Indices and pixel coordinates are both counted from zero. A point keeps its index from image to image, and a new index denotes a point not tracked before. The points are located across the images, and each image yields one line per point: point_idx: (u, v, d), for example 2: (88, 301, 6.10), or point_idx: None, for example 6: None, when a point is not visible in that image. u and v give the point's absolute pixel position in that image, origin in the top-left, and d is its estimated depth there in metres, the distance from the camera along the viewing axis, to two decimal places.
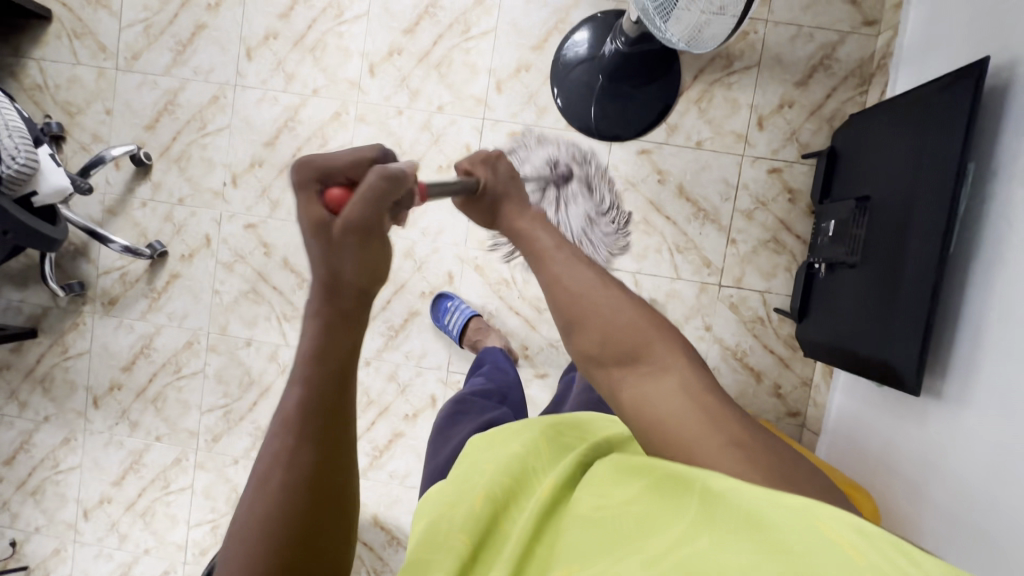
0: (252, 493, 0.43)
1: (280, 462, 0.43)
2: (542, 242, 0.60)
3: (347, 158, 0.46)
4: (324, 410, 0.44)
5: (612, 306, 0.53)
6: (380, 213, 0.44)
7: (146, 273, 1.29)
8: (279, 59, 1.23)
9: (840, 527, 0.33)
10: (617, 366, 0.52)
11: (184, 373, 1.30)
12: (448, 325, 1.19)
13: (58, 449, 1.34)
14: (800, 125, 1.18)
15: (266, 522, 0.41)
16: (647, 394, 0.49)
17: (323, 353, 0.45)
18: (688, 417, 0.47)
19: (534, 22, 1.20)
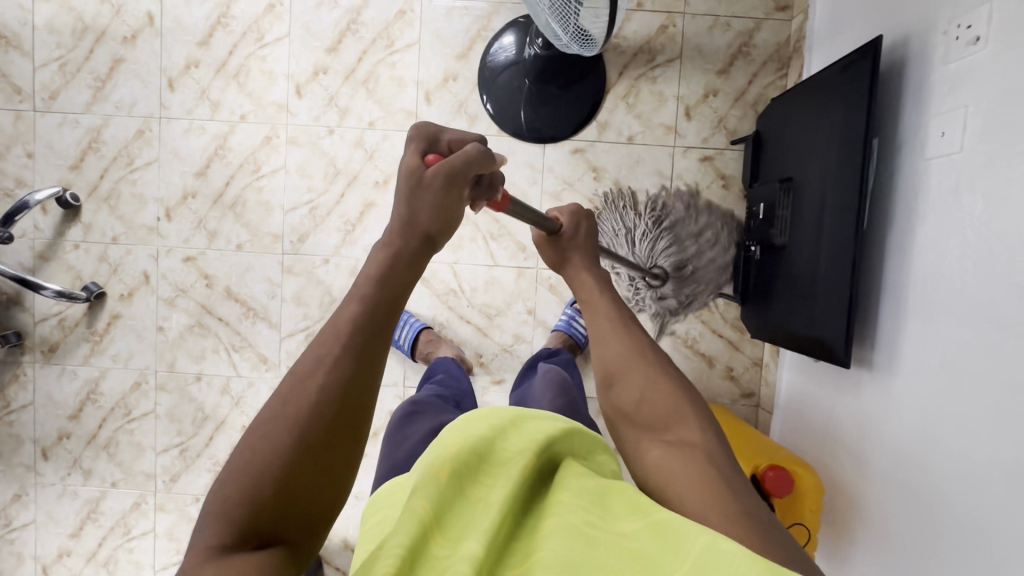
0: (278, 397, 0.42)
1: (309, 376, 0.42)
2: (601, 304, 0.68)
3: (455, 134, 0.53)
4: (364, 344, 0.44)
5: (653, 369, 0.61)
6: (466, 172, 0.50)
7: (86, 316, 1.25)
8: (203, 87, 1.21)
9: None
10: (649, 431, 0.58)
11: (135, 415, 1.27)
12: (399, 340, 1.19)
13: (10, 506, 1.29)
14: (727, 113, 1.21)
15: (286, 425, 0.41)
16: (667, 456, 0.54)
17: (381, 284, 0.47)
18: (700, 480, 0.50)
19: (458, 31, 1.20)
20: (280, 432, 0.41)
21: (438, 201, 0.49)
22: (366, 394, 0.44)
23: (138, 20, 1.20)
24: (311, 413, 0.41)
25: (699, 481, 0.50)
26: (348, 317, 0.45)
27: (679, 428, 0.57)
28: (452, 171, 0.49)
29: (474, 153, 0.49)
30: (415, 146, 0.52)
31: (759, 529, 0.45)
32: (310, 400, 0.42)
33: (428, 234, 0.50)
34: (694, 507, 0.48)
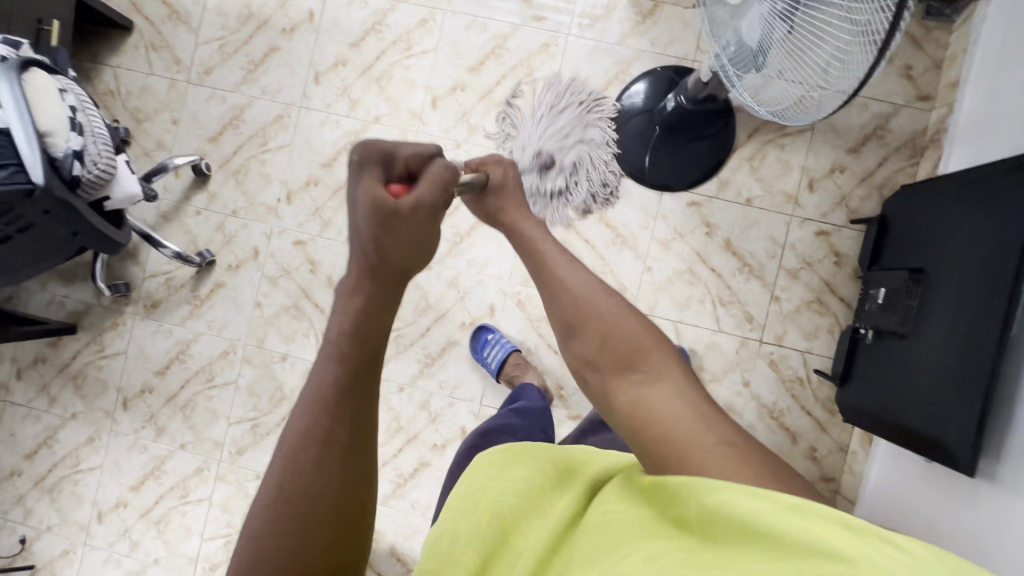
0: (279, 477, 0.50)
1: (303, 452, 0.50)
2: (540, 245, 0.69)
3: (410, 151, 0.53)
4: (351, 403, 0.52)
5: (611, 316, 0.61)
6: (443, 197, 0.53)
7: (192, 280, 1.30)
8: (346, 85, 1.27)
9: (822, 522, 0.37)
10: (616, 373, 0.58)
11: (216, 382, 1.30)
12: (487, 358, 1.20)
13: (81, 448, 1.33)
14: (850, 191, 1.20)
15: (293, 504, 0.49)
16: (641, 398, 0.55)
17: (352, 333, 0.53)
18: (683, 416, 0.52)
19: (596, 71, 1.23)
20: (288, 517, 0.48)
21: (414, 240, 0.53)
22: (363, 446, 0.53)
23: (298, 15, 1.28)
24: (316, 483, 0.50)
25: (692, 417, 0.52)
26: (328, 381, 0.52)
27: (646, 367, 0.58)
28: (422, 209, 0.51)
29: (444, 178, 0.53)
30: (376, 171, 0.52)
31: (755, 463, 0.48)
32: (309, 471, 0.50)
33: (404, 271, 0.55)
34: (689, 445, 0.50)
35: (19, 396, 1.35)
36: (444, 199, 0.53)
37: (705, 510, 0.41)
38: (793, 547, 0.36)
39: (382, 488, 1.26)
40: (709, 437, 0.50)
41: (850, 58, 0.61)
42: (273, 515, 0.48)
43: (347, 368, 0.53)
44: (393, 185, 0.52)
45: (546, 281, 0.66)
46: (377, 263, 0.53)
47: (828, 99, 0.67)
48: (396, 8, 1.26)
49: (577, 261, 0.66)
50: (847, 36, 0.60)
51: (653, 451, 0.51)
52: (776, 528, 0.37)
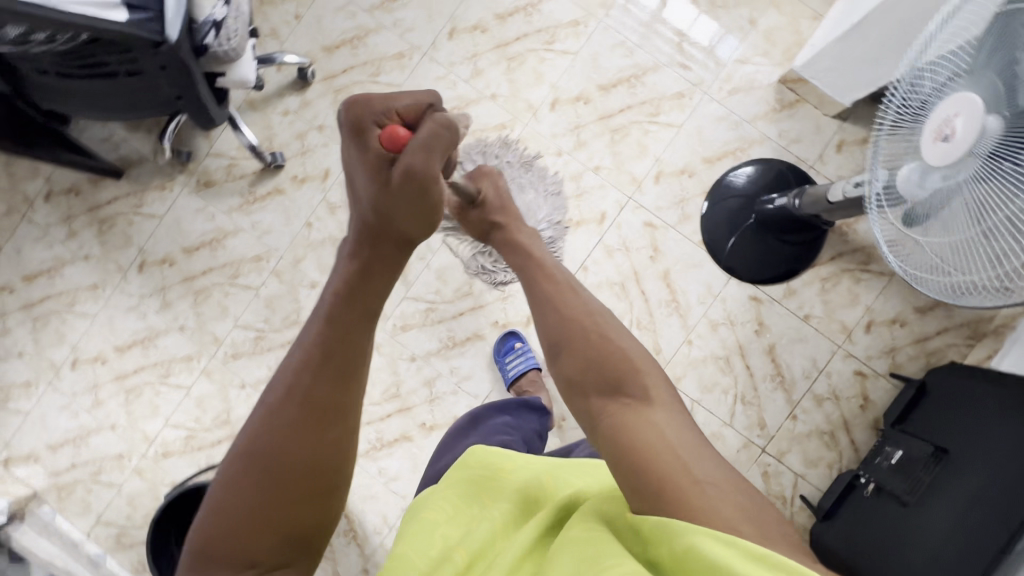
0: (252, 429, 0.52)
1: (280, 409, 0.52)
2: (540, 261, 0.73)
3: (406, 103, 0.51)
4: (331, 369, 0.53)
5: (598, 330, 0.63)
6: (432, 157, 0.49)
7: (255, 175, 1.27)
8: (477, 52, 1.25)
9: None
10: (599, 395, 0.58)
11: (238, 281, 1.27)
12: (507, 365, 1.20)
13: (81, 290, 1.29)
14: (902, 346, 1.21)
15: (258, 464, 0.51)
16: (627, 421, 0.55)
17: (349, 300, 0.54)
18: (668, 444, 0.52)
19: (717, 138, 1.22)
20: (254, 472, 0.51)
21: (418, 202, 0.51)
22: (338, 414, 0.53)
23: None
24: (284, 441, 0.51)
25: (674, 449, 0.51)
26: (316, 343, 0.53)
27: (631, 389, 0.57)
28: (415, 167, 0.48)
29: (443, 134, 0.49)
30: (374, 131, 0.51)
31: (734, 499, 0.48)
32: (282, 431, 0.51)
33: (406, 238, 0.54)
34: (665, 479, 0.49)
35: (38, 216, 1.30)
36: (442, 155, 0.50)
37: (675, 553, 0.44)
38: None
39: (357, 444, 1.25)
40: (688, 468, 0.50)
41: (983, 283, 0.63)
42: (243, 468, 0.51)
43: (339, 334, 0.54)
44: (385, 139, 0.50)
45: (540, 301, 0.68)
46: (375, 226, 0.53)
47: (935, 284, 0.70)
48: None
49: (581, 288, 0.69)
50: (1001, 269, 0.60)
51: (634, 487, 0.50)
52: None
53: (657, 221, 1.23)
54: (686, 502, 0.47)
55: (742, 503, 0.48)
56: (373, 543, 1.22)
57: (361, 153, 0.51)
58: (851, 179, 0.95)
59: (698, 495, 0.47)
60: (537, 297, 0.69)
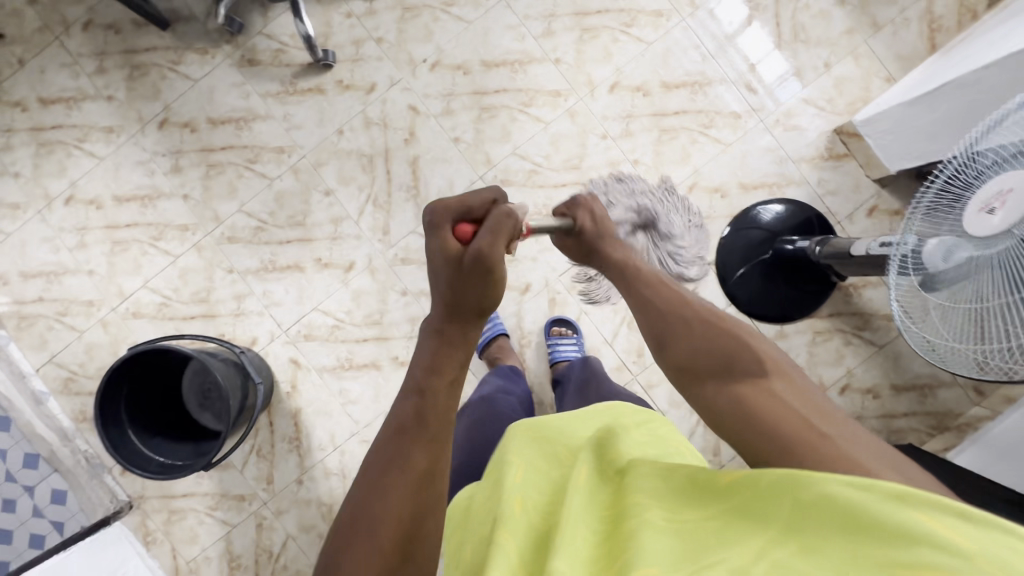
0: (352, 503, 0.48)
1: (379, 479, 0.48)
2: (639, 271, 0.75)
3: (470, 199, 0.59)
4: (424, 432, 0.50)
5: (708, 321, 0.63)
6: (497, 243, 0.55)
7: (300, 67, 1.24)
8: (554, 12, 1.23)
9: (936, 512, 0.33)
10: (713, 379, 0.58)
11: (254, 167, 1.25)
12: None
13: (96, 130, 1.26)
14: (868, 416, 1.24)
15: (355, 531, 0.46)
16: (746, 396, 0.54)
17: (437, 369, 0.53)
18: (796, 409, 0.52)
19: (759, 168, 1.22)
20: (357, 540, 0.45)
21: (475, 285, 0.55)
22: (436, 475, 0.49)
23: None
24: (384, 503, 0.46)
25: (792, 414, 0.51)
26: (407, 411, 0.51)
27: (745, 366, 0.57)
28: (482, 254, 0.54)
29: (501, 223, 0.56)
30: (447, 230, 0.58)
31: (868, 448, 0.47)
32: (383, 497, 0.47)
33: (477, 309, 0.56)
34: (792, 442, 0.49)
35: (71, 42, 1.26)
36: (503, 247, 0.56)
37: (798, 505, 0.38)
38: (889, 535, 0.33)
39: (325, 358, 1.24)
40: (811, 424, 0.50)
41: (962, 351, 0.68)
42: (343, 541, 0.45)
43: (427, 399, 0.52)
44: (458, 232, 0.58)
45: (647, 300, 0.70)
46: (451, 305, 0.56)
47: (920, 339, 0.74)
48: None
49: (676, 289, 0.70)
50: (987, 347, 0.64)
51: (765, 450, 0.50)
52: (877, 516, 0.34)
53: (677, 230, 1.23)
54: (812, 450, 0.47)
55: (889, 456, 0.46)
56: (314, 457, 1.23)
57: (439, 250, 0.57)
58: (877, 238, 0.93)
59: (831, 442, 0.48)
60: (639, 298, 0.72)
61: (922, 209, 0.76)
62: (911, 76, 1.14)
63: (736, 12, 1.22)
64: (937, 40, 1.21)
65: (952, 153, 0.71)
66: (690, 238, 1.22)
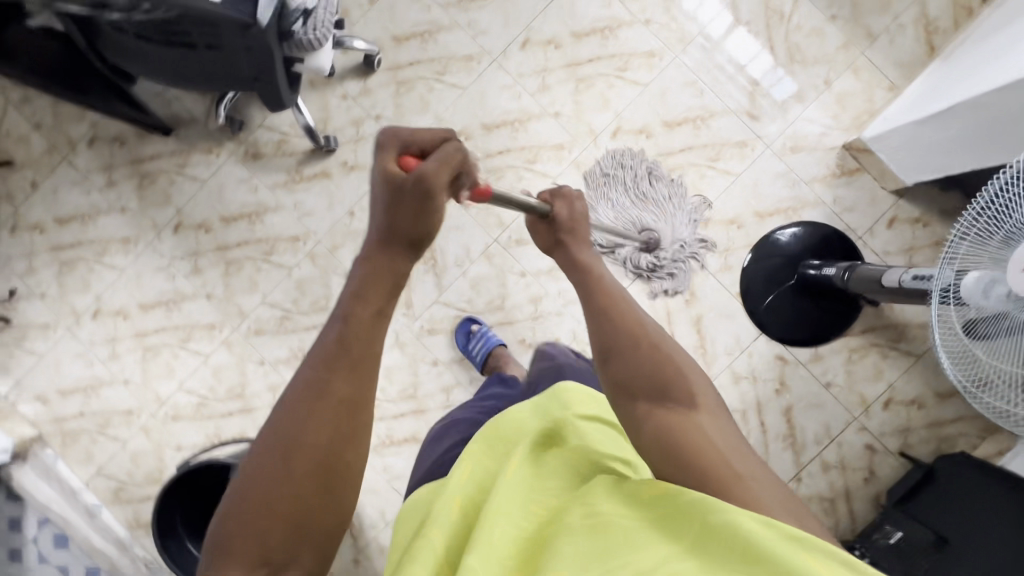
0: (275, 423, 0.49)
1: (301, 403, 0.49)
2: (597, 272, 0.69)
3: (427, 133, 0.56)
4: (346, 357, 0.51)
5: (651, 345, 0.60)
6: (439, 171, 0.53)
7: (303, 155, 1.25)
8: (547, 67, 1.23)
9: (817, 555, 0.39)
10: (646, 400, 0.57)
11: (272, 259, 1.26)
12: (471, 350, 1.19)
13: (113, 242, 1.28)
14: (915, 427, 1.23)
15: (276, 456, 0.47)
16: (678, 427, 0.53)
17: (363, 294, 0.53)
18: (719, 449, 0.52)
19: (772, 194, 1.22)
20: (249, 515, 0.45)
21: (414, 213, 0.54)
22: (357, 405, 0.50)
23: None
24: (307, 431, 0.48)
25: (715, 449, 0.52)
26: (331, 339, 0.51)
27: (677, 397, 0.56)
28: (425, 179, 0.52)
29: (450, 162, 0.54)
30: (392, 153, 0.56)
31: (782, 503, 0.48)
32: (303, 423, 0.48)
33: (413, 240, 0.56)
34: (706, 481, 0.49)
35: (78, 160, 1.28)
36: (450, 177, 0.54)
37: (707, 528, 0.43)
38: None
39: None
40: (728, 460, 0.51)
41: None
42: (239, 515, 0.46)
43: (355, 328, 0.52)
44: (404, 163, 0.55)
45: (591, 308, 0.65)
46: (386, 232, 0.55)
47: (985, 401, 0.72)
48: (633, 25, 1.22)
49: (629, 295, 0.66)
50: None
51: (681, 477, 0.50)
52: (769, 553, 0.39)
53: (698, 267, 1.22)
54: (728, 488, 0.48)
55: (789, 510, 0.48)
56: (367, 537, 1.23)
57: (380, 172, 0.55)
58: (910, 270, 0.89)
59: (739, 484, 0.49)
60: (591, 298, 0.66)
61: (971, 232, 0.73)
62: (913, 87, 1.13)
63: (720, 21, 1.21)
64: (934, 42, 1.20)
65: (1007, 174, 0.67)
66: (680, 225, 1.22)
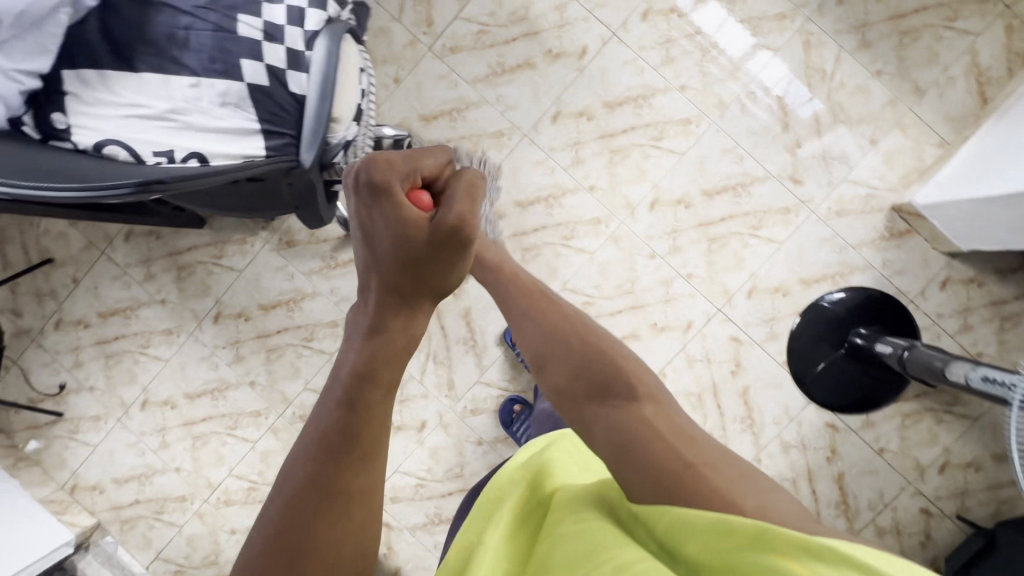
0: (272, 518, 0.42)
1: (304, 495, 0.43)
2: (518, 275, 0.68)
3: (427, 162, 0.48)
4: (354, 450, 0.44)
5: (580, 337, 0.59)
6: (473, 215, 0.45)
7: (337, 241, 1.25)
8: (580, 140, 1.20)
9: (781, 549, 0.36)
10: (589, 399, 0.54)
11: (312, 345, 1.27)
12: (518, 434, 1.16)
13: (156, 334, 1.29)
14: (974, 490, 1.19)
15: (278, 557, 0.40)
16: (625, 423, 0.51)
17: (375, 367, 0.46)
18: (663, 437, 0.50)
19: (818, 260, 1.18)
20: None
21: (434, 264, 0.46)
22: (372, 495, 0.45)
23: (572, 45, 1.19)
24: (314, 530, 0.42)
25: (662, 440, 0.49)
26: (333, 425, 0.45)
27: (619, 391, 0.54)
28: (460, 227, 0.44)
29: (474, 195, 0.46)
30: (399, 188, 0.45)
31: (748, 487, 0.46)
32: (310, 518, 0.42)
33: (435, 291, 0.48)
34: (662, 472, 0.46)
35: (117, 255, 1.29)
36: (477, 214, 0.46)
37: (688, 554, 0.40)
38: None
39: (415, 518, 1.25)
40: (679, 454, 0.48)
41: None
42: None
43: (365, 414, 0.45)
44: (420, 201, 0.47)
45: (515, 310, 0.64)
46: (403, 283, 0.46)
47: None
48: (668, 93, 1.18)
49: (554, 296, 0.66)
50: None
51: (639, 477, 0.47)
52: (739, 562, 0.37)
53: (744, 337, 1.20)
54: (687, 486, 0.45)
55: (756, 483, 0.47)
56: None
57: (386, 218, 0.45)
58: (976, 369, 0.89)
59: (690, 468, 0.47)
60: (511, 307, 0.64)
61: None
62: (968, 146, 1.08)
63: (741, 42, 1.18)
64: (987, 93, 1.14)
65: None
66: None
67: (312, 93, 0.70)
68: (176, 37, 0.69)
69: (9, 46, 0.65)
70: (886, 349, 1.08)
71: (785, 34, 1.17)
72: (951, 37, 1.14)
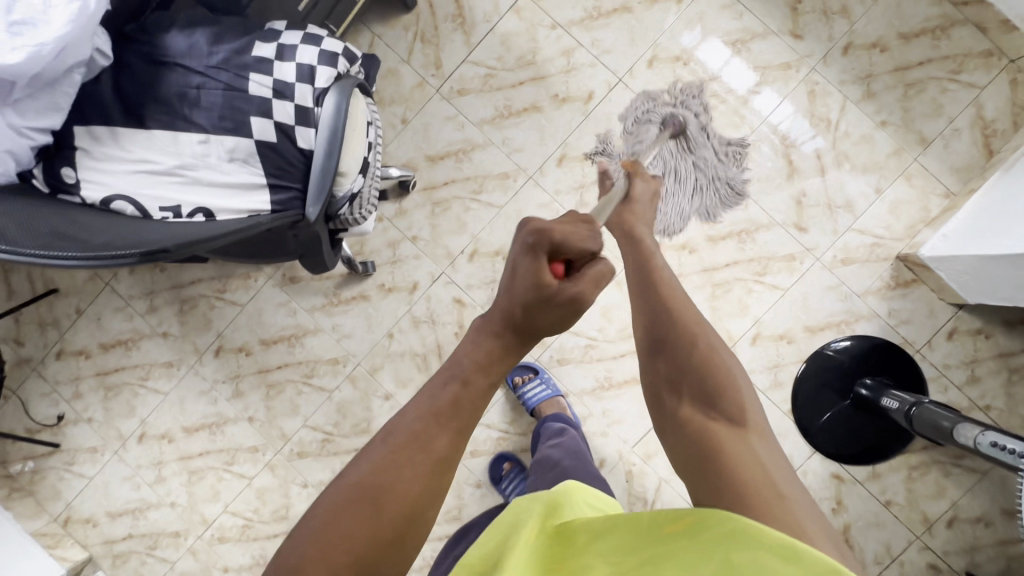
0: (374, 460, 0.45)
1: (400, 446, 0.45)
2: (661, 268, 0.68)
3: (580, 246, 0.51)
4: (456, 420, 0.47)
5: (703, 344, 0.58)
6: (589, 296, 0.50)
7: (341, 278, 1.25)
8: (585, 183, 1.20)
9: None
10: (690, 398, 0.55)
11: (312, 381, 1.26)
12: (505, 492, 1.17)
13: (156, 366, 1.29)
14: (983, 545, 1.16)
15: (369, 496, 0.43)
16: (722, 436, 0.51)
17: (487, 365, 0.49)
18: (760, 467, 0.48)
19: (823, 308, 1.17)
20: (345, 508, 0.42)
21: (551, 311, 0.49)
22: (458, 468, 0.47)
23: (578, 90, 1.21)
24: (404, 480, 0.44)
25: (754, 463, 0.48)
26: (445, 396, 0.47)
27: (726, 404, 0.53)
28: (577, 300, 0.49)
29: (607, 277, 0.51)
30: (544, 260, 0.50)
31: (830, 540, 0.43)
32: (404, 468, 0.44)
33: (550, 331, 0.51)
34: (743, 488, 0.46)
35: (121, 286, 1.30)
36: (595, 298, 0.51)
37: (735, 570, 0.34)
38: None
39: None
40: (773, 482, 0.47)
41: None
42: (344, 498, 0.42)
43: (470, 393, 0.48)
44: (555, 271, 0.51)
45: (646, 295, 0.65)
46: (520, 320, 0.50)
47: None
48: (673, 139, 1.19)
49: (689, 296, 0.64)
50: None
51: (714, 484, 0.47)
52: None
53: None
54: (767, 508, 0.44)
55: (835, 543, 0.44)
56: None
57: (525, 275, 0.49)
58: (982, 431, 0.88)
59: (784, 505, 0.44)
60: (643, 288, 0.66)
61: None
62: (974, 199, 1.08)
63: (744, 79, 1.18)
64: (993, 145, 1.14)
65: None
66: None
67: (319, 147, 0.70)
68: (188, 96, 0.70)
69: (22, 103, 0.65)
70: (892, 403, 1.06)
71: (790, 83, 1.18)
72: (955, 90, 1.15)
